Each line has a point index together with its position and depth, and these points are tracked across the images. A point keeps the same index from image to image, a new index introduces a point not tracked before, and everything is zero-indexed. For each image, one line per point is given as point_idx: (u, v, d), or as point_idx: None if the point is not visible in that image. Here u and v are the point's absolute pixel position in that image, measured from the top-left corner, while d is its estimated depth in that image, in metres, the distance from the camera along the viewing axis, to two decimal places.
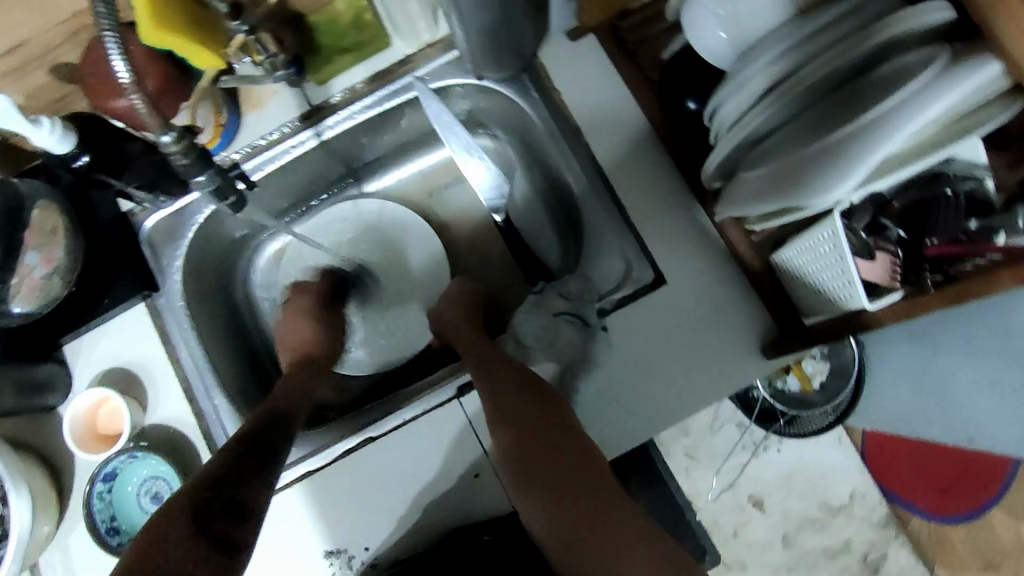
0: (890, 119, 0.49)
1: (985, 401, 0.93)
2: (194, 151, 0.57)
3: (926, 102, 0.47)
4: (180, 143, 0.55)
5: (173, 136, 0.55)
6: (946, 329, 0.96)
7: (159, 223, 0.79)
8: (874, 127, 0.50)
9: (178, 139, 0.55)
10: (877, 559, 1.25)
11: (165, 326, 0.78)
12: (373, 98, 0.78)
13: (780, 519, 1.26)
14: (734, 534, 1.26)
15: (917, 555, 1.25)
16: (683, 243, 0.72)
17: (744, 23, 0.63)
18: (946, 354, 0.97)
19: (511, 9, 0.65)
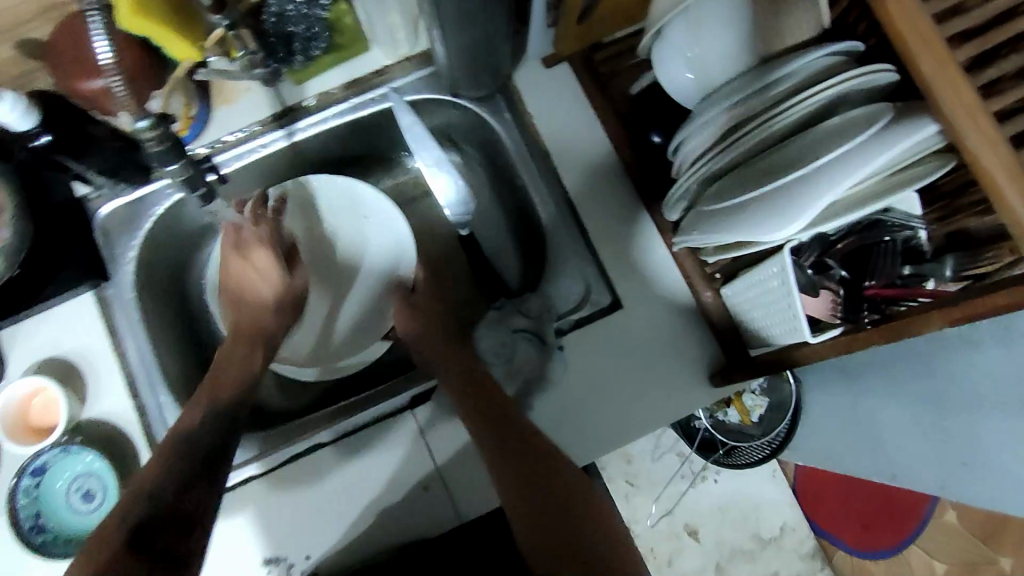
0: (840, 167, 0.52)
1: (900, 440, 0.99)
2: (168, 139, 0.60)
3: (872, 154, 0.51)
4: (155, 130, 0.59)
5: (148, 123, 0.59)
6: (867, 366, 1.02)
7: (115, 212, 0.78)
8: (826, 172, 0.54)
9: (154, 125, 0.58)
10: None
11: (113, 319, 0.75)
12: (348, 105, 0.79)
13: (713, 548, 1.29)
14: (670, 562, 1.28)
15: None
16: (641, 270, 0.75)
17: (710, 66, 0.67)
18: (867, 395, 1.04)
19: (492, 30, 0.67)
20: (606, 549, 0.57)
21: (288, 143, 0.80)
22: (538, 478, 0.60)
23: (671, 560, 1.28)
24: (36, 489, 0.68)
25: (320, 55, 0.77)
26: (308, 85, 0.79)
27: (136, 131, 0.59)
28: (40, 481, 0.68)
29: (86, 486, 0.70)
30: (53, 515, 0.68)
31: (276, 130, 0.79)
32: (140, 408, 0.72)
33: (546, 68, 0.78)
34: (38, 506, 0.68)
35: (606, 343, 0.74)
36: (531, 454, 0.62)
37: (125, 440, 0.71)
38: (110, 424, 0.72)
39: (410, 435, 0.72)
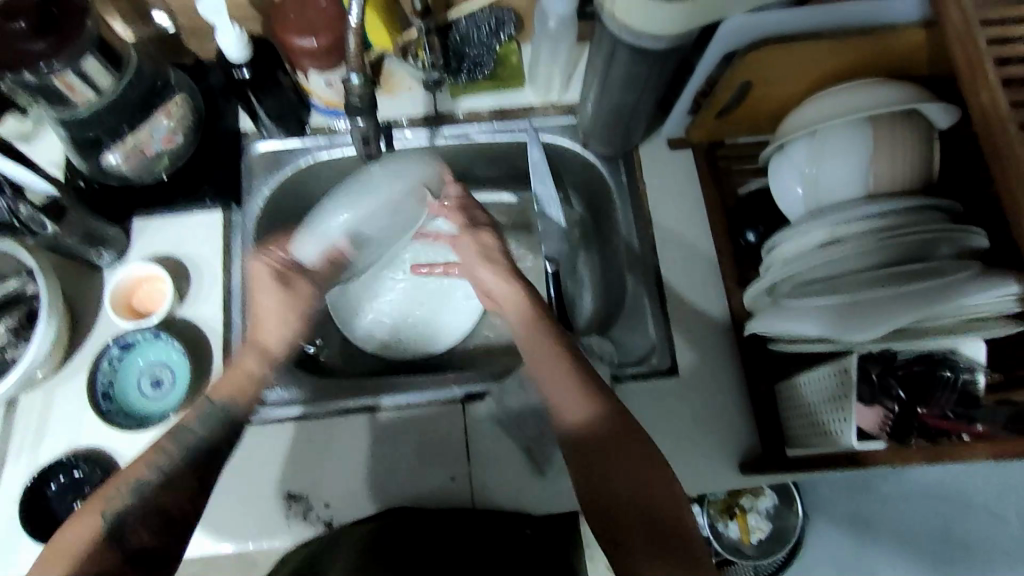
0: (925, 296, 0.59)
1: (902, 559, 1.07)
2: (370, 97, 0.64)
3: (954, 294, 0.57)
4: (362, 86, 0.63)
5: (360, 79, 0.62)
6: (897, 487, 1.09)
7: (268, 151, 0.86)
8: (909, 299, 0.60)
9: (363, 81, 0.62)
10: None
11: (229, 241, 0.83)
12: (490, 127, 0.88)
13: None
14: None
15: None
16: (703, 347, 0.81)
17: (823, 187, 0.73)
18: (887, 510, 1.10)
19: (642, 101, 0.76)
20: (667, 511, 0.60)
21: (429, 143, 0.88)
22: (620, 442, 0.62)
23: None
24: (117, 361, 0.75)
25: (480, 79, 0.87)
26: (460, 100, 0.88)
27: (345, 80, 0.62)
28: (124, 355, 0.75)
29: (158, 374, 0.76)
30: (120, 391, 0.75)
31: (421, 127, 0.88)
32: (227, 323, 0.79)
33: (671, 149, 0.86)
34: (114, 377, 0.75)
35: (654, 402, 0.79)
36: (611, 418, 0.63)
37: (208, 346, 0.78)
38: (199, 328, 0.79)
39: (455, 426, 0.78)
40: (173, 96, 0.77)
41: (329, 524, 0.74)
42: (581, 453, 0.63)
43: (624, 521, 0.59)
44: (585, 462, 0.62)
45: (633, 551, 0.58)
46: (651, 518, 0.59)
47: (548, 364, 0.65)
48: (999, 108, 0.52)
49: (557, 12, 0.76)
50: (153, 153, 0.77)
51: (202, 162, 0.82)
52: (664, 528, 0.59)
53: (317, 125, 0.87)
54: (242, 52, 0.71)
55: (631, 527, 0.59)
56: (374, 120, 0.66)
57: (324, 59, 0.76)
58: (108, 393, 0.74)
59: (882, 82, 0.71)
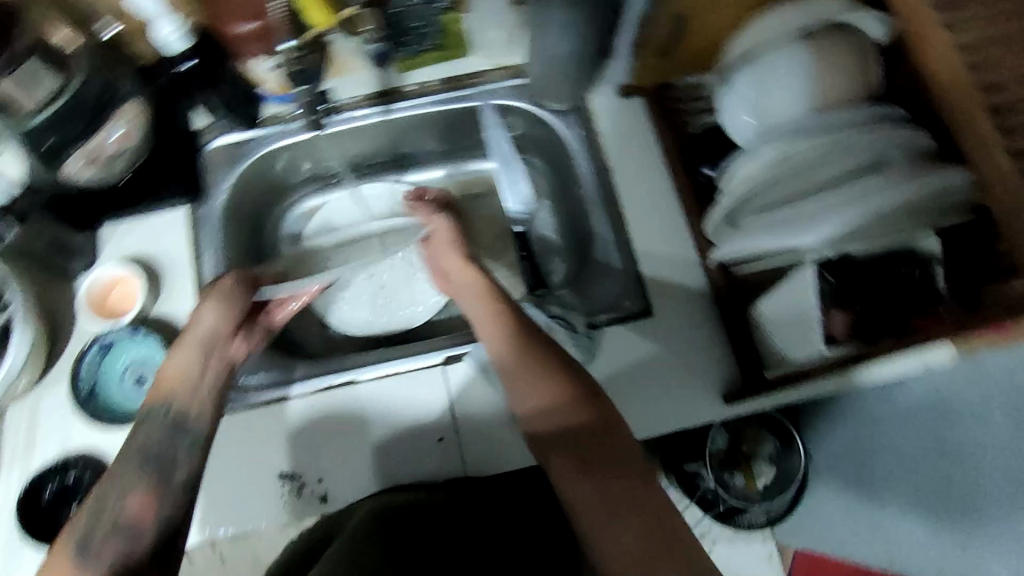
0: (873, 196, 0.60)
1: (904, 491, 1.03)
2: None
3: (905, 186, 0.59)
4: None
5: None
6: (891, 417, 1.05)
7: (223, 146, 0.88)
8: (855, 196, 0.61)
9: None
10: None
11: (197, 237, 0.84)
12: (440, 96, 0.90)
13: None
14: None
15: None
16: (675, 285, 0.81)
17: (770, 111, 0.74)
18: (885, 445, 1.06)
19: (582, 48, 0.77)
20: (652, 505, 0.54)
21: (381, 119, 0.90)
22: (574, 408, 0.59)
23: None
24: (97, 363, 0.77)
25: (426, 51, 0.88)
26: (410, 74, 0.90)
27: None
28: (103, 356, 0.77)
29: (141, 372, 0.77)
30: (105, 391, 0.76)
31: (373, 106, 0.89)
32: None
33: (621, 97, 0.87)
34: (96, 378, 0.76)
35: (630, 343, 0.80)
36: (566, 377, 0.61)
37: None
38: (176, 324, 0.80)
39: (438, 389, 0.78)
40: (127, 100, 0.78)
41: (324, 497, 0.75)
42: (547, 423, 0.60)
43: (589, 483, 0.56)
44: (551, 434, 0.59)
45: (597, 520, 0.54)
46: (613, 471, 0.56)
47: (525, 364, 0.62)
48: None
49: None
50: (109, 154, 0.78)
51: (162, 161, 0.84)
52: (640, 504, 0.54)
53: (270, 115, 0.89)
54: (182, 41, 0.72)
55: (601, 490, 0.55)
56: None
57: (268, 42, 0.77)
58: (92, 393, 0.76)
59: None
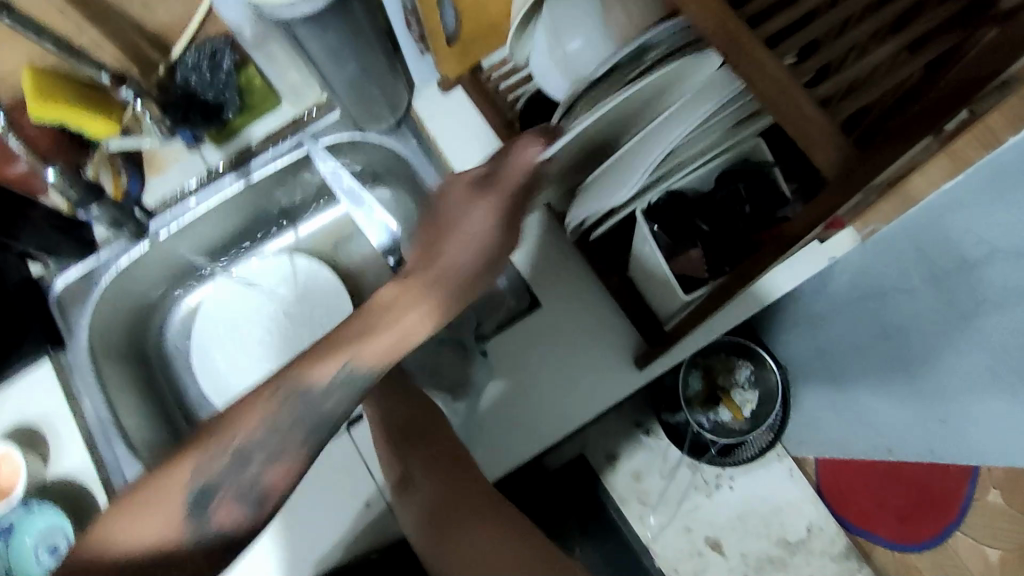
0: (662, 131, 0.54)
1: (872, 385, 0.97)
2: None
3: (692, 112, 0.53)
4: None
5: None
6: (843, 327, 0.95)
7: (68, 288, 0.82)
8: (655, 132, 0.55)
9: None
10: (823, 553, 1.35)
11: (71, 384, 0.81)
12: (271, 155, 0.84)
13: (734, 520, 1.36)
14: (687, 528, 1.36)
15: (863, 557, 1.36)
16: (553, 267, 0.77)
17: (575, 64, 0.69)
18: (844, 351, 0.98)
19: (369, 65, 0.72)
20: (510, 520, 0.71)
21: (245, 186, 0.84)
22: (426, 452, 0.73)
23: (687, 525, 1.36)
24: (4, 547, 0.74)
25: (233, 119, 0.83)
26: (227, 147, 0.85)
27: None
28: (9, 539, 0.74)
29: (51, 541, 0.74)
30: (21, 570, 0.74)
31: (230, 174, 0.84)
32: (99, 461, 0.77)
33: (443, 93, 0.82)
34: (9, 562, 0.74)
35: (527, 340, 0.76)
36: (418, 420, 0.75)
37: (88, 493, 0.76)
38: (74, 479, 0.77)
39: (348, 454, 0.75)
40: None
41: None
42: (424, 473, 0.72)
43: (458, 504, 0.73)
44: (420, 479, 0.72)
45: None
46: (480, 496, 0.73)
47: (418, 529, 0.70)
48: None
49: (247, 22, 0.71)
50: None
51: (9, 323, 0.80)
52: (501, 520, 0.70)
53: (105, 236, 0.85)
54: None
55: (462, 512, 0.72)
56: None
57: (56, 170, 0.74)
58: None
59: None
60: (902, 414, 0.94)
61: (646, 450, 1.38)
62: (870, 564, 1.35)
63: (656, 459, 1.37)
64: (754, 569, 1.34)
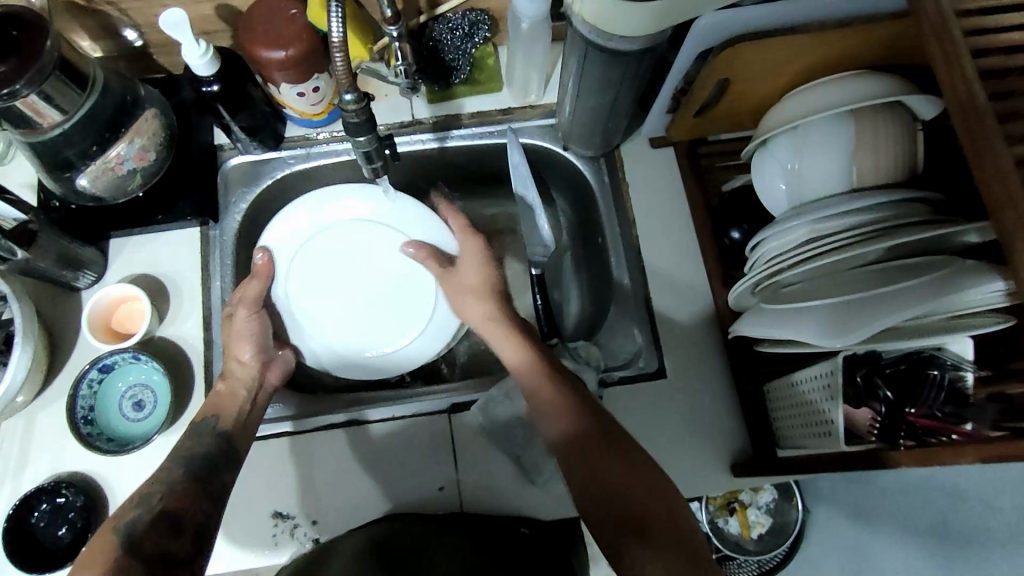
0: (894, 298, 0.58)
1: None
2: (366, 113, 0.59)
3: (931, 295, 0.56)
4: (358, 104, 0.58)
5: (353, 95, 0.58)
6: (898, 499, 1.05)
7: (242, 165, 0.86)
8: (886, 296, 0.59)
9: (358, 98, 0.57)
10: None
11: (209, 258, 0.82)
12: (475, 130, 0.87)
13: None
14: None
15: None
16: (691, 350, 0.80)
17: (805, 184, 0.71)
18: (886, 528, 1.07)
19: (618, 102, 0.75)
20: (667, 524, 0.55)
21: (435, 147, 0.87)
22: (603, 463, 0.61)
23: None
24: (97, 385, 0.74)
25: (456, 84, 0.85)
26: (437, 106, 0.87)
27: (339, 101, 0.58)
28: (104, 378, 0.74)
29: (139, 395, 0.76)
30: (102, 413, 0.74)
31: (429, 133, 0.87)
32: (208, 339, 0.79)
33: (652, 147, 0.85)
34: (94, 401, 0.74)
35: (642, 404, 0.78)
36: (586, 419, 0.64)
37: (188, 365, 0.78)
38: (180, 347, 0.78)
39: (439, 437, 0.76)
40: (145, 111, 0.77)
41: (317, 541, 0.73)
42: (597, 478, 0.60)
43: (621, 532, 0.56)
44: (586, 485, 0.60)
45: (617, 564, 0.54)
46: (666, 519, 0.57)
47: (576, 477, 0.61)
48: (978, 105, 0.52)
49: (530, 16, 0.74)
50: (126, 171, 0.76)
51: (178, 177, 0.81)
52: (660, 530, 0.55)
53: (294, 137, 0.86)
54: (209, 66, 0.69)
55: (629, 530, 0.56)
56: (375, 133, 0.62)
57: (295, 71, 0.74)
58: (89, 417, 0.73)
59: (864, 77, 0.69)
60: None
61: None
62: None
63: None
64: None
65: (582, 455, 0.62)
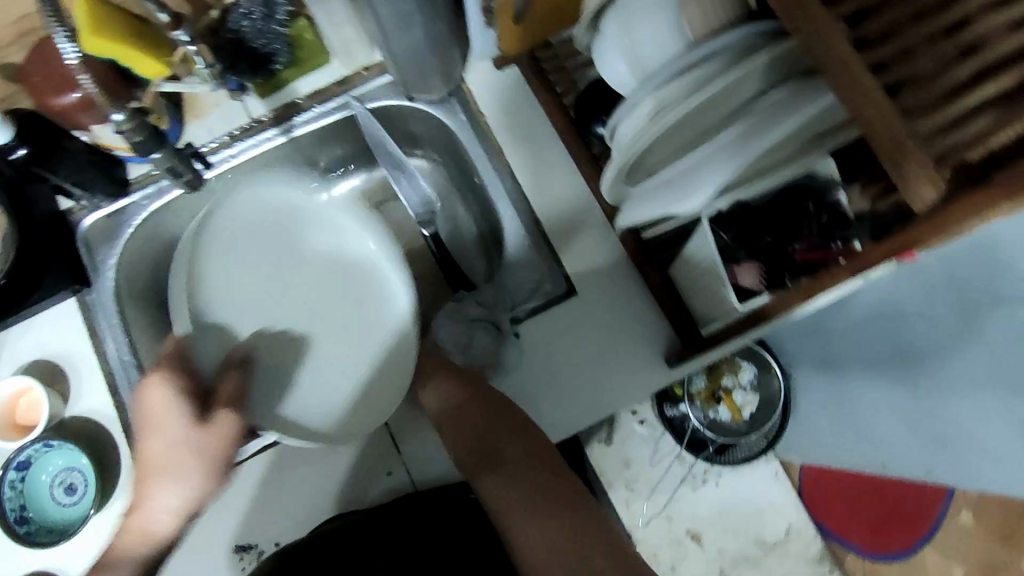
0: (738, 143, 0.54)
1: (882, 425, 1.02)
2: (144, 130, 0.67)
3: (773, 126, 0.52)
4: (130, 123, 0.66)
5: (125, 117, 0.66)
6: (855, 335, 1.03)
7: (97, 222, 0.82)
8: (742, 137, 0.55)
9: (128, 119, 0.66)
10: None
11: (95, 324, 0.80)
12: (317, 111, 0.83)
13: (715, 554, 1.36)
14: (672, 568, 1.35)
15: None
16: (593, 259, 0.77)
17: (643, 55, 0.68)
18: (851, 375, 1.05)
19: (435, 34, 0.70)
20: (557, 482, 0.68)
21: (285, 140, 0.84)
22: (503, 422, 0.71)
23: (674, 566, 1.35)
24: (20, 483, 0.73)
25: (281, 70, 0.81)
26: (273, 99, 0.83)
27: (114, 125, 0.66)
28: (25, 475, 0.74)
29: (68, 480, 0.75)
30: (36, 507, 0.74)
31: (274, 128, 0.83)
32: (119, 404, 0.77)
33: (497, 69, 0.81)
34: (23, 499, 0.74)
35: (560, 328, 0.76)
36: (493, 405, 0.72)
37: (107, 434, 0.76)
38: (93, 419, 0.76)
39: (372, 424, 0.75)
40: None
41: None
42: (465, 456, 0.71)
43: (520, 494, 0.67)
44: (494, 464, 0.70)
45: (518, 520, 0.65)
46: (561, 491, 0.67)
47: (486, 450, 0.70)
48: None
49: None
50: None
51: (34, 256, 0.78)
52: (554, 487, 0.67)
53: (140, 176, 0.83)
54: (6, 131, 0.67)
55: (527, 487, 0.67)
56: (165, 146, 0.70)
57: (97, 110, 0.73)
58: (22, 515, 0.73)
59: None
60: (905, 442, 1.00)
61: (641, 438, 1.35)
62: None
63: (648, 448, 1.36)
64: None
65: (492, 438, 0.70)
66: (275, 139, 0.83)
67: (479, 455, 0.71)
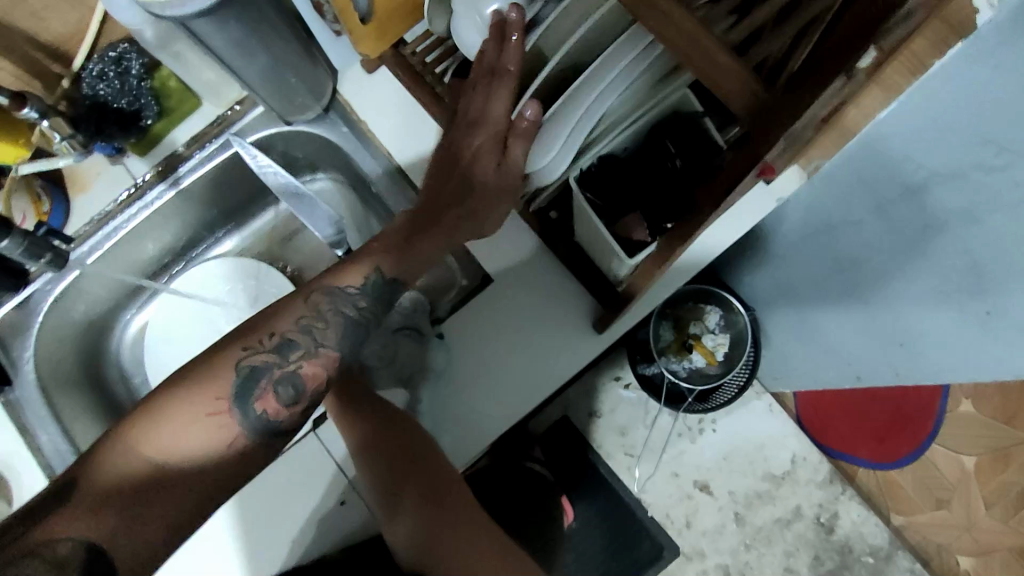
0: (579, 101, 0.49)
1: (846, 335, 1.00)
2: None
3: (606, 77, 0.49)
4: None
5: None
6: (791, 257, 1.00)
7: (1, 320, 0.78)
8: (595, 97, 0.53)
9: None
10: (830, 519, 1.33)
11: (23, 420, 0.78)
12: (202, 156, 0.81)
13: (727, 500, 1.33)
14: (687, 523, 1.32)
15: (865, 503, 1.36)
16: (501, 242, 0.75)
17: None
18: (808, 296, 1.03)
19: (279, 55, 0.69)
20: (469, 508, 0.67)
21: (176, 193, 0.82)
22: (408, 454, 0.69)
23: (688, 520, 1.32)
24: None
25: (152, 125, 0.79)
26: (152, 155, 0.81)
27: None
28: None
29: None
30: None
31: (161, 184, 0.81)
32: None
33: (368, 73, 0.77)
34: None
35: (482, 318, 0.74)
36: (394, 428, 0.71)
37: None
38: None
39: (315, 457, 0.73)
40: None
41: None
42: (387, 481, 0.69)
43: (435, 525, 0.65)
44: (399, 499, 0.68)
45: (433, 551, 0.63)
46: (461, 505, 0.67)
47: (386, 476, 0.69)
48: None
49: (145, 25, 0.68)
50: None
51: None
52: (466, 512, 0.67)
53: None
54: None
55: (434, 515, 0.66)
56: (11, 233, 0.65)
57: None
58: None
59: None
60: (867, 347, 0.97)
61: (630, 403, 1.32)
62: (864, 497, 1.37)
63: (640, 411, 1.32)
64: (752, 539, 1.33)
65: (387, 468, 0.69)
66: (165, 194, 0.82)
67: (383, 489, 0.69)
